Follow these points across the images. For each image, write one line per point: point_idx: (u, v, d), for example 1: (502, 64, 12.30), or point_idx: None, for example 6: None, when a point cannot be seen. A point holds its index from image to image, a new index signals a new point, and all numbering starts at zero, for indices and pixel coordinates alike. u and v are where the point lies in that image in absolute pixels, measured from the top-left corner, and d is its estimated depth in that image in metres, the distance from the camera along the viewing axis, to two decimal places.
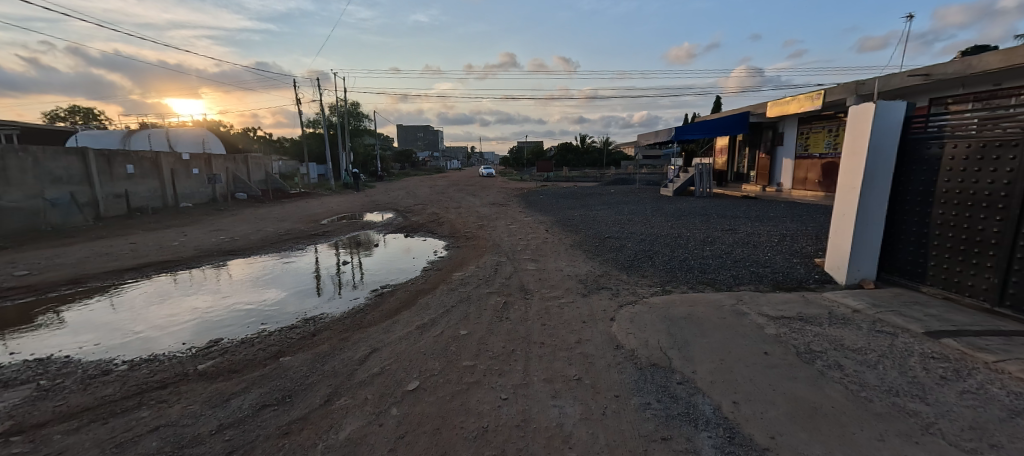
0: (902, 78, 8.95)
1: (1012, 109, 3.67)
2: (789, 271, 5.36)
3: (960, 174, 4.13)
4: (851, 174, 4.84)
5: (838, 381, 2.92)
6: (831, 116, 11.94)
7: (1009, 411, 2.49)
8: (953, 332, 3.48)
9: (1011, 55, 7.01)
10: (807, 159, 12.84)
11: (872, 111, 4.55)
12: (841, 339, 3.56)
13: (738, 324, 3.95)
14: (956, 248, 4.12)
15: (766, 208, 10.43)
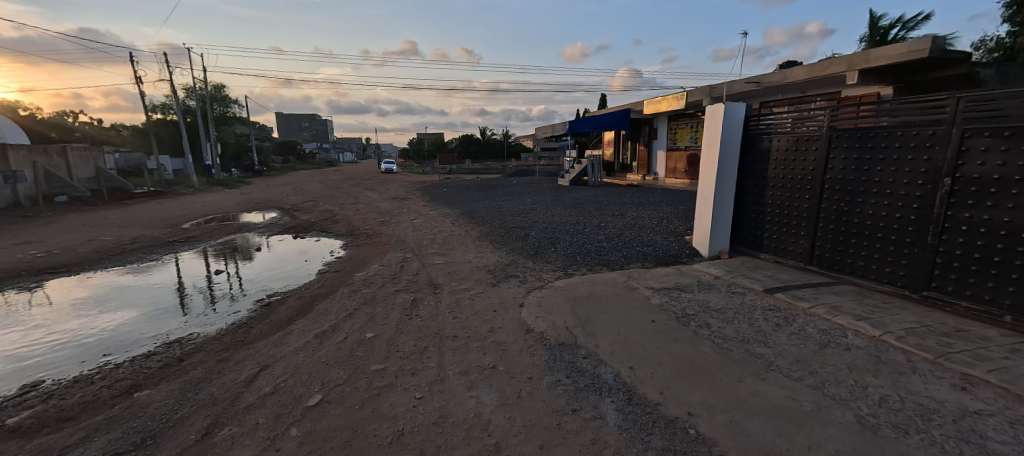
0: (741, 83, 10.78)
1: (813, 111, 4.73)
2: (665, 248, 6.20)
3: (783, 162, 5.17)
4: (708, 164, 5.75)
5: (708, 338, 3.49)
6: (692, 114, 13.94)
7: (820, 344, 3.27)
8: (782, 288, 4.41)
9: (811, 69, 8.92)
10: (676, 151, 14.80)
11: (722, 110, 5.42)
12: (708, 301, 4.27)
13: (630, 298, 4.45)
14: (782, 221, 5.20)
15: (646, 195, 11.79)
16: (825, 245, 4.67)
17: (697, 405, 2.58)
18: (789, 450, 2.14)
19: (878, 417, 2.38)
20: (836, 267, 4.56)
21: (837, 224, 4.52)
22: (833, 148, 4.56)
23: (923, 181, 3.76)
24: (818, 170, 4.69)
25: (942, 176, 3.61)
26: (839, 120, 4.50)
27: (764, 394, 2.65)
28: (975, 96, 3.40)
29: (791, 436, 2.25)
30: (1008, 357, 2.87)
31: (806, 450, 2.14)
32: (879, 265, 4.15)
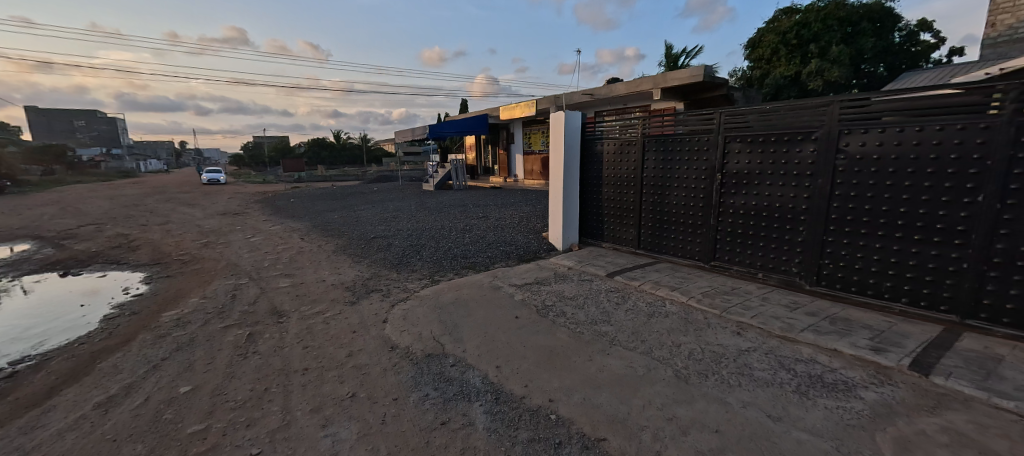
0: (578, 95, 12.19)
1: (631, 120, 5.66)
2: (526, 245, 6.69)
3: (613, 163, 6.07)
4: (556, 166, 6.39)
5: (564, 325, 3.92)
6: (542, 121, 15.28)
7: (648, 315, 3.98)
8: (620, 270, 5.22)
9: (629, 86, 10.65)
10: (531, 155, 16.02)
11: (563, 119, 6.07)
12: (563, 290, 4.80)
13: (494, 297, 4.69)
14: (616, 214, 6.12)
15: (507, 196, 12.49)
16: (648, 231, 5.67)
17: (557, 390, 2.89)
18: (629, 414, 2.57)
19: (687, 368, 3.04)
20: (656, 249, 5.59)
21: (655, 214, 5.53)
22: (647, 151, 5.55)
23: (707, 176, 4.88)
24: (638, 170, 5.65)
25: (718, 172, 4.74)
26: (650, 128, 5.49)
27: (610, 368, 3.12)
28: (732, 112, 4.55)
29: (629, 400, 2.71)
30: (763, 303, 3.96)
31: (642, 410, 2.59)
32: (684, 244, 5.24)
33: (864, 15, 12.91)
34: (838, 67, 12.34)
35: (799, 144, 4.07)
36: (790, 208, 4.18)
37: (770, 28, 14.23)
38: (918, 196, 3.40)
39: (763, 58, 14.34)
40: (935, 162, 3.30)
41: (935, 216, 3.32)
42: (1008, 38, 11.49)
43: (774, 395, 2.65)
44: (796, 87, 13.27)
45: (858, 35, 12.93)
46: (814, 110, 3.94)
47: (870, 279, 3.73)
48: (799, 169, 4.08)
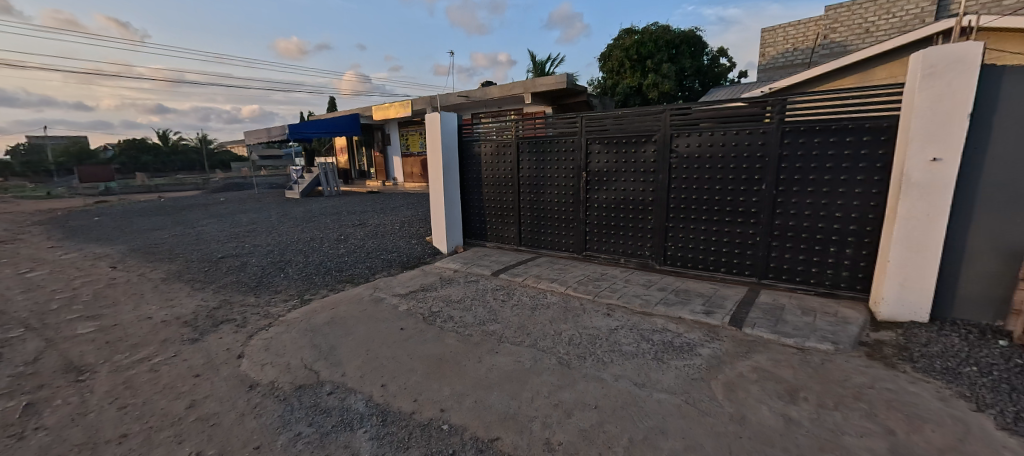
0: (453, 97, 12.05)
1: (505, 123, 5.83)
2: (409, 252, 6.43)
3: (491, 165, 6.19)
4: (435, 168, 6.24)
5: (452, 330, 3.87)
6: (419, 122, 14.91)
7: (531, 308, 4.18)
8: (504, 268, 5.37)
9: (502, 89, 11.02)
10: (410, 157, 15.53)
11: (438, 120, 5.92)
12: (450, 295, 4.73)
13: (375, 311, 4.39)
14: (497, 213, 6.28)
15: (387, 201, 11.89)
16: (527, 229, 5.96)
17: (448, 399, 2.83)
18: (518, 408, 2.64)
19: (567, 353, 3.26)
20: (536, 244, 5.90)
21: (532, 212, 5.84)
22: (522, 152, 5.79)
23: (574, 175, 5.31)
24: (514, 170, 5.88)
25: (583, 171, 5.20)
26: (523, 130, 5.74)
27: (498, 366, 3.17)
28: (590, 117, 5.04)
29: (518, 394, 2.78)
30: (626, 285, 4.48)
31: (530, 401, 2.69)
32: (559, 238, 5.65)
33: (683, 39, 15.49)
34: (668, 80, 14.83)
35: (643, 146, 4.70)
36: (641, 200, 4.80)
37: (617, 45, 16.04)
38: (728, 187, 4.22)
39: (614, 71, 16.01)
40: (736, 160, 4.14)
41: (740, 202, 4.17)
42: (773, 66, 15.13)
43: (638, 364, 3.01)
44: (639, 97, 15.48)
45: (680, 56, 15.60)
46: (653, 116, 4.58)
47: (699, 256, 4.51)
48: (645, 167, 4.72)
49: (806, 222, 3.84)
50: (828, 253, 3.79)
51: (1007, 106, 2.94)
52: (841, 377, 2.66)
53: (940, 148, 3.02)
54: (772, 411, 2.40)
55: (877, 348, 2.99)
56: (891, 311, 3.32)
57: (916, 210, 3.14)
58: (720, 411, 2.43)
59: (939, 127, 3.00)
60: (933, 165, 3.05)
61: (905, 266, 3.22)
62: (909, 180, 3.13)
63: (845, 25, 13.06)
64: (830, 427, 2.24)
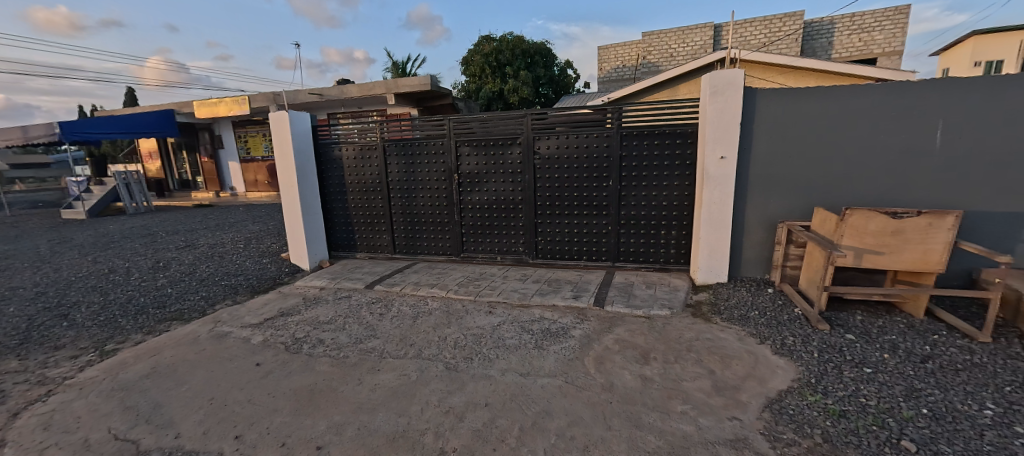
0: (304, 94, 10.58)
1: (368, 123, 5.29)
2: (259, 273, 5.22)
3: (354, 169, 5.53)
4: (283, 175, 5.20)
5: (322, 354, 3.05)
6: (260, 122, 12.82)
7: (413, 317, 3.62)
8: (379, 279, 4.70)
9: (362, 88, 10.20)
10: (251, 162, 13.30)
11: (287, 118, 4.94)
12: (317, 316, 3.78)
13: (220, 350, 3.23)
14: (366, 221, 5.66)
15: (223, 215, 9.90)
16: (400, 235, 5.57)
17: (324, 433, 2.16)
18: (407, 423, 2.20)
19: (454, 357, 2.88)
20: (412, 251, 5.57)
21: (403, 217, 5.48)
22: (387, 155, 5.38)
23: (445, 178, 5.19)
24: (380, 174, 5.41)
25: (454, 173, 5.11)
26: (388, 131, 5.31)
27: (382, 383, 2.59)
28: (457, 119, 4.99)
29: (405, 410, 2.30)
30: (503, 281, 4.46)
31: (418, 414, 2.26)
32: (434, 242, 5.44)
33: (536, 50, 16.65)
34: (526, 86, 15.87)
35: (509, 147, 4.87)
36: (512, 200, 4.98)
37: (477, 50, 16.42)
38: (584, 184, 4.65)
39: (476, 75, 16.35)
40: (590, 159, 4.59)
41: (595, 197, 4.65)
42: (609, 79, 17.37)
43: (521, 355, 2.86)
44: (502, 101, 16.28)
45: (534, 65, 16.79)
46: (515, 120, 4.79)
47: (565, 247, 4.89)
48: (512, 168, 4.90)
49: (646, 211, 4.49)
50: (661, 236, 4.49)
51: (761, 112, 3.71)
52: (677, 335, 3.03)
53: (725, 148, 3.72)
54: (632, 374, 2.55)
55: (699, 307, 3.54)
56: (704, 278, 3.99)
57: (714, 198, 3.82)
58: (592, 383, 2.47)
59: (723, 131, 3.69)
60: (722, 162, 3.74)
61: (711, 242, 3.90)
62: (708, 174, 3.79)
63: (657, 49, 15.86)
64: (674, 378, 2.49)
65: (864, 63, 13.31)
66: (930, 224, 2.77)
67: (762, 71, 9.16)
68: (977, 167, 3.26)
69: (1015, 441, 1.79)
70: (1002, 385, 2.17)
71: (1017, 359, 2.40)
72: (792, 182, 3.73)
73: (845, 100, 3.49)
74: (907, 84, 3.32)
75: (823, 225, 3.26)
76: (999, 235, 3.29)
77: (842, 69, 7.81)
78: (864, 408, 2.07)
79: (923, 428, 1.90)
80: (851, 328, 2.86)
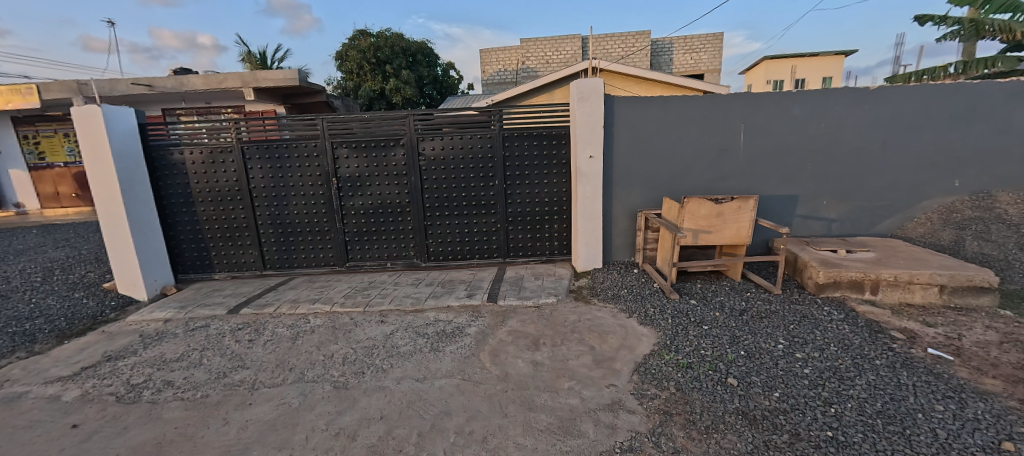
0: (125, 85, 8.65)
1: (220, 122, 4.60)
2: (70, 310, 4.11)
3: (204, 176, 4.75)
4: (102, 186, 4.19)
5: (173, 398, 2.55)
6: (59, 118, 10.08)
7: (292, 338, 3.31)
8: (245, 302, 4.12)
9: (209, 80, 8.77)
10: (48, 170, 10.41)
11: (101, 115, 4.01)
12: (162, 355, 3.15)
13: (10, 417, 2.45)
14: (224, 235, 4.91)
15: (7, 241, 7.57)
16: (271, 248, 4.98)
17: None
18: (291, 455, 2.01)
19: (343, 374, 2.72)
20: (287, 265, 5.02)
21: (274, 228, 4.91)
22: (250, 159, 4.75)
23: (322, 182, 4.79)
24: (241, 181, 4.76)
25: (332, 177, 4.75)
26: (246, 132, 4.70)
27: (256, 418, 2.31)
28: (332, 119, 4.64)
29: (287, 442, 2.10)
30: (395, 288, 4.33)
31: (304, 443, 2.09)
32: (314, 253, 4.99)
33: (418, 49, 16.28)
34: (409, 86, 15.44)
35: (392, 149, 4.72)
36: (399, 203, 4.84)
37: (353, 45, 15.42)
38: (471, 184, 4.76)
39: (353, 71, 15.31)
40: (475, 160, 4.71)
41: (483, 196, 4.78)
42: (491, 81, 17.83)
43: (416, 361, 2.83)
44: (384, 100, 15.58)
45: (417, 64, 16.43)
46: (397, 121, 4.66)
47: (458, 247, 4.94)
48: (397, 170, 4.76)
49: (530, 208, 4.78)
50: (545, 230, 4.84)
51: (618, 116, 4.25)
52: (564, 319, 3.33)
53: (593, 148, 4.17)
54: (525, 361, 2.74)
55: (579, 292, 3.92)
56: (584, 265, 4.43)
57: (587, 193, 4.26)
58: (489, 376, 2.58)
59: (591, 133, 4.14)
60: (591, 160, 4.19)
61: (587, 232, 4.34)
62: (581, 171, 4.20)
63: (534, 55, 16.83)
64: (562, 358, 2.74)
65: (695, 77, 16.10)
66: (739, 206, 3.51)
67: (622, 81, 10.36)
68: (768, 162, 4.24)
69: (795, 364, 2.41)
70: (789, 324, 2.89)
71: (797, 303, 3.22)
72: (646, 176, 4.36)
73: (680, 108, 4.20)
74: (720, 97, 4.16)
75: (669, 212, 3.89)
76: (783, 213, 4.34)
77: (680, 82, 9.26)
78: (704, 358, 2.56)
79: (742, 366, 2.43)
80: (694, 295, 3.49)
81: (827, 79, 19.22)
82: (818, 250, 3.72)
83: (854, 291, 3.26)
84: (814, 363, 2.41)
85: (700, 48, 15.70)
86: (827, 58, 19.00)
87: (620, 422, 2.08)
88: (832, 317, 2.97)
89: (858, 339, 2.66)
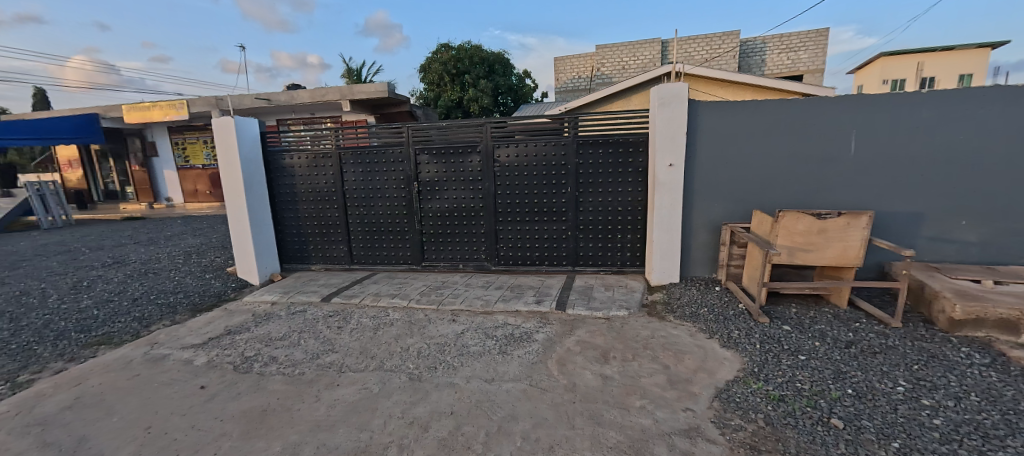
0: (250, 99, 10.04)
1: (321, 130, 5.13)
2: (202, 288, 4.85)
3: (306, 177, 5.34)
4: (230, 185, 4.89)
5: (276, 373, 2.87)
6: (200, 127, 12.00)
7: (373, 329, 3.55)
8: (336, 292, 4.52)
9: (313, 93, 9.83)
10: (190, 171, 12.40)
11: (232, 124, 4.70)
12: (269, 333, 3.57)
13: (156, 374, 2.94)
14: (320, 230, 5.46)
15: (161, 228, 9.15)
16: (358, 245, 5.42)
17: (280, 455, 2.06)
18: (371, 437, 2.15)
19: (417, 367, 2.86)
20: (370, 261, 5.44)
21: (361, 226, 5.35)
22: (344, 163, 5.23)
23: (404, 186, 5.12)
24: (336, 183, 5.26)
25: (412, 181, 5.06)
26: (342, 139, 5.18)
27: (342, 399, 2.51)
28: (414, 127, 4.96)
29: (367, 425, 2.26)
30: (466, 289, 4.46)
31: (382, 427, 2.23)
32: (394, 251, 5.34)
33: (496, 60, 16.80)
34: (485, 96, 15.93)
35: (468, 156, 4.90)
36: (472, 207, 5.00)
37: (435, 58, 16.36)
38: (543, 191, 4.77)
39: (435, 82, 16.32)
40: (547, 167, 4.72)
41: (554, 204, 4.77)
42: (565, 89, 17.82)
43: (485, 362, 2.88)
44: (461, 109, 16.32)
45: (494, 74, 16.94)
46: (474, 128, 4.83)
47: (526, 253, 4.97)
48: (471, 176, 4.93)
49: (602, 217, 4.66)
50: (617, 240, 4.68)
51: (702, 122, 4.00)
52: (635, 334, 3.18)
53: (673, 156, 3.96)
54: (593, 373, 2.66)
55: (654, 307, 3.72)
56: (658, 279, 4.21)
57: (664, 203, 4.05)
58: (556, 385, 2.54)
59: (671, 141, 3.94)
60: (670, 169, 3.99)
61: (663, 245, 4.12)
62: (658, 180, 4.02)
63: (609, 61, 16.49)
64: (632, 375, 2.62)
65: (793, 79, 14.58)
66: (848, 223, 3.11)
67: (705, 85, 9.75)
68: (880, 174, 3.71)
69: (919, 412, 2.05)
70: (910, 364, 2.48)
71: (922, 340, 2.74)
72: (731, 186, 4.04)
73: (774, 112, 3.85)
74: (824, 100, 3.74)
75: (760, 227, 3.56)
76: (902, 233, 3.75)
77: (775, 85, 8.45)
78: (800, 392, 2.28)
79: (848, 407, 2.12)
80: (789, 320, 3.13)
81: (965, 77, 16.31)
82: (953, 280, 3.14)
83: (1003, 333, 2.70)
84: (946, 414, 2.03)
85: (799, 47, 14.21)
86: (963, 53, 16.02)
87: (698, 450, 1.93)
88: (971, 361, 2.49)
89: (1007, 391, 2.19)
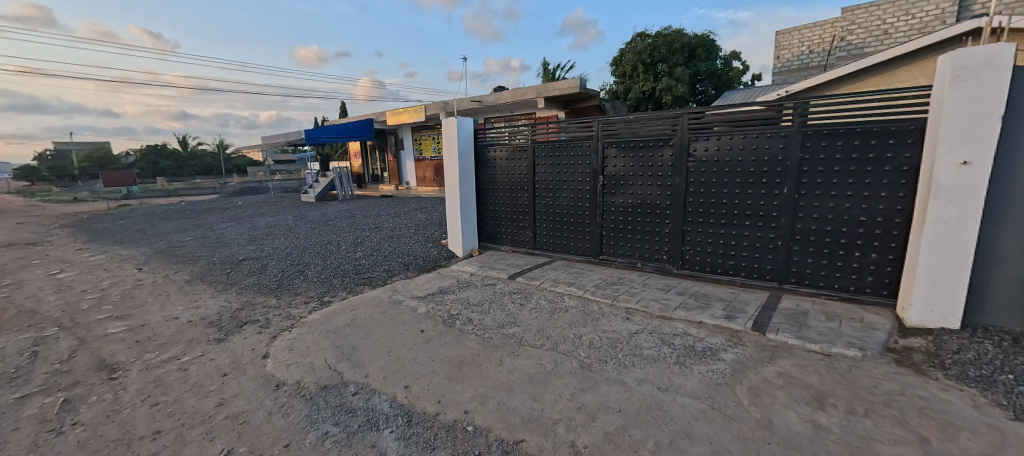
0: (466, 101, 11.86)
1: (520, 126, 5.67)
2: (425, 253, 6.06)
3: (504, 168, 6.00)
4: (450, 173, 5.90)
5: (471, 332, 3.37)
6: (431, 126, 14.84)
7: (550, 312, 3.78)
8: (521, 272, 4.99)
9: (515, 92, 10.90)
10: (422, 162, 15.50)
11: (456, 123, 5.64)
12: (468, 298, 4.22)
13: (394, 313, 3.85)
14: (512, 216, 6.09)
15: (401, 205, 11.80)
16: (542, 232, 5.82)
17: (471, 400, 2.43)
18: (542, 409, 2.32)
19: (589, 356, 2.92)
20: (551, 248, 5.77)
21: (547, 215, 5.71)
22: (537, 156, 5.66)
23: (591, 179, 5.21)
24: (529, 174, 5.74)
25: (599, 175, 5.11)
26: (537, 134, 5.60)
27: (521, 368, 2.78)
28: (605, 121, 4.97)
29: (540, 397, 2.44)
30: (643, 288, 4.28)
31: (553, 403, 2.37)
32: (575, 242, 5.52)
33: (698, 43, 15.26)
34: (680, 84, 14.70)
35: (661, 150, 4.63)
36: (658, 204, 4.73)
37: (629, 49, 15.91)
38: (747, 191, 4.14)
39: (625, 74, 15.90)
40: (757, 163, 4.06)
41: (760, 206, 4.09)
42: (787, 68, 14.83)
43: (660, 368, 2.73)
44: (652, 100, 15.51)
45: (694, 59, 15.42)
46: (668, 120, 4.53)
47: (718, 259, 4.42)
48: (662, 171, 4.65)
49: (830, 226, 3.75)
50: (851, 258, 3.70)
51: None
52: (867, 381, 2.48)
53: (971, 151, 2.85)
54: (798, 416, 2.21)
55: (903, 352, 2.82)
56: (920, 318, 3.15)
57: (944, 216, 2.97)
58: (745, 416, 2.21)
59: (968, 130, 2.85)
60: (963, 169, 2.88)
61: (935, 273, 3.05)
62: (938, 184, 2.97)
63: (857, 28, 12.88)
64: (859, 433, 2.05)
65: None
66: None
67: None
68: None
69: None
70: None
71: None
72: None
73: None
74: None
75: None
76: None
77: None
78: None
79: None
80: None
81: None
82: None
83: None
84: None
85: None
86: None
87: None
88: None
89: None
